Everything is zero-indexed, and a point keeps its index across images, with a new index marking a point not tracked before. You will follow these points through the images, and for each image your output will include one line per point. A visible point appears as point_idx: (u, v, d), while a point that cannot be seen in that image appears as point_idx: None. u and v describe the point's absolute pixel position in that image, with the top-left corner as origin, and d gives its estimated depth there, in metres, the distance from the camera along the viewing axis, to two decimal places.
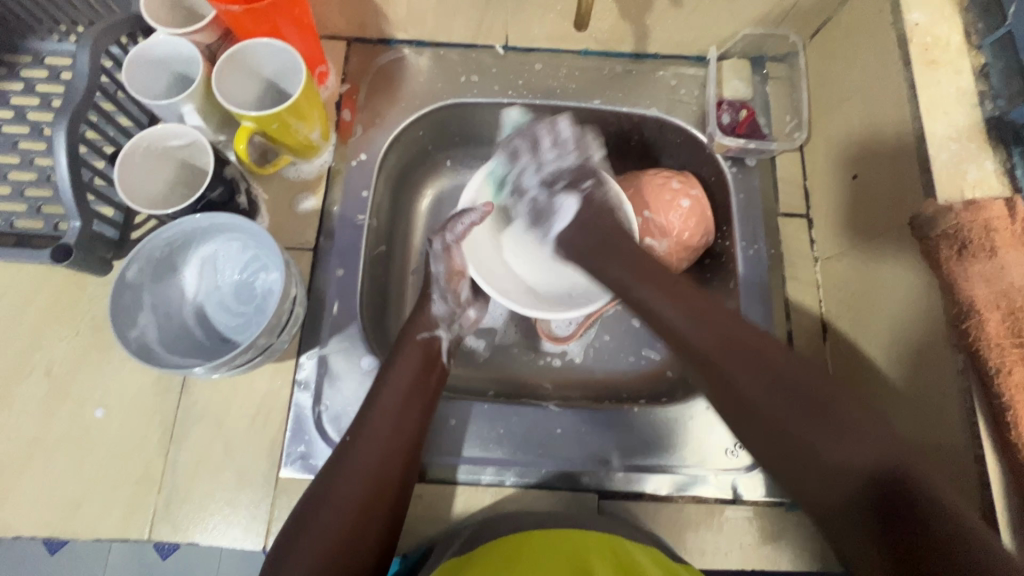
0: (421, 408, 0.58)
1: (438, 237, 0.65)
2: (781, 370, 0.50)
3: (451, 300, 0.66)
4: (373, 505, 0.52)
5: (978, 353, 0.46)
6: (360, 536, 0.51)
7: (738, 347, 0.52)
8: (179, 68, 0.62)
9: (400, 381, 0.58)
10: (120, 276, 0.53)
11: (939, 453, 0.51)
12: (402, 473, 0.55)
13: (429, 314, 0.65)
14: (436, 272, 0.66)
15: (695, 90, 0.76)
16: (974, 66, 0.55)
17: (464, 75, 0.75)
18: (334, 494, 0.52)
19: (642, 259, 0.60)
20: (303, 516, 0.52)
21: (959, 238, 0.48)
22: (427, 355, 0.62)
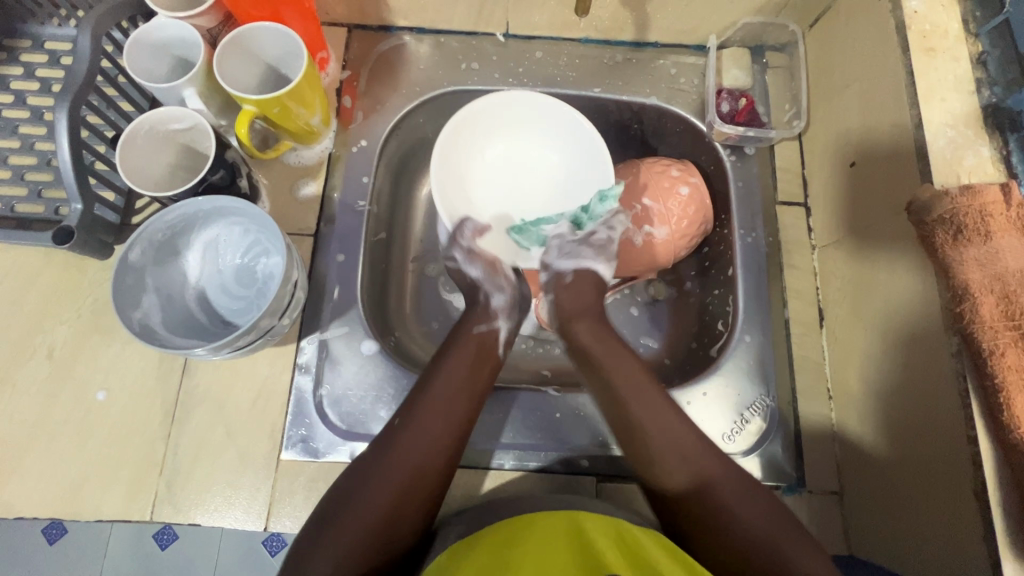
0: (473, 398, 0.57)
1: (454, 246, 0.65)
2: (708, 459, 0.54)
3: (507, 289, 0.65)
4: (413, 491, 0.51)
5: (972, 336, 0.47)
6: (399, 521, 0.50)
7: (679, 441, 0.54)
8: (179, 52, 0.62)
9: (455, 372, 0.58)
10: (122, 258, 0.54)
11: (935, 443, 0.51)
12: (445, 463, 0.53)
13: (489, 305, 0.64)
14: (475, 274, 0.65)
15: (695, 79, 0.76)
16: (971, 54, 0.55)
17: (464, 63, 0.76)
18: (376, 480, 0.51)
19: (602, 285, 0.65)
20: (337, 499, 0.51)
21: (954, 222, 0.49)
22: (483, 347, 0.61)
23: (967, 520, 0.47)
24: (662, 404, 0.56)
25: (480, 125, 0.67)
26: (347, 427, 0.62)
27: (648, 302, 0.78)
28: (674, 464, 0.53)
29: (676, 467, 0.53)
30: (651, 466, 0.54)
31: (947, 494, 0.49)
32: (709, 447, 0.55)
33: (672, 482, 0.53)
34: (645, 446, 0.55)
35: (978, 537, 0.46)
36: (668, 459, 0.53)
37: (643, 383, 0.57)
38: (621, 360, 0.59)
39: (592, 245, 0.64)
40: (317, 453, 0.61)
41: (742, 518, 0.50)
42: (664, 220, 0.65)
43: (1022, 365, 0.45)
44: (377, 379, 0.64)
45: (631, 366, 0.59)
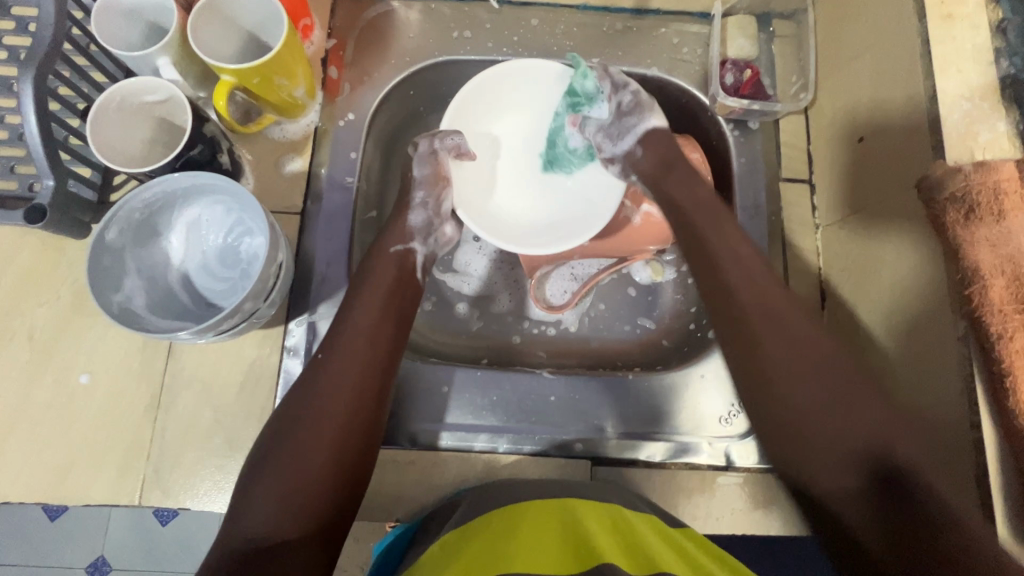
0: (392, 335, 0.56)
1: (423, 138, 0.63)
2: (830, 383, 0.47)
3: (429, 207, 0.64)
4: (350, 431, 0.49)
5: (980, 319, 0.46)
6: (339, 456, 0.48)
7: (801, 354, 0.49)
8: (153, 17, 0.58)
9: (370, 309, 0.56)
10: (97, 238, 0.51)
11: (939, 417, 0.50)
12: (377, 395, 0.52)
13: (403, 225, 0.63)
14: (419, 175, 0.64)
15: (698, 49, 0.72)
16: (990, 22, 0.52)
17: (456, 31, 0.72)
18: (310, 420, 0.49)
19: (670, 155, 0.62)
20: (274, 437, 0.48)
21: (965, 201, 0.47)
22: (397, 279, 0.60)
23: (968, 506, 0.46)
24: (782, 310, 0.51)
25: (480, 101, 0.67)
26: None
27: (646, 283, 0.76)
28: (809, 398, 0.47)
29: (806, 400, 0.47)
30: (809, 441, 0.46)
31: (943, 468, 0.49)
32: (850, 378, 0.47)
33: (813, 445, 0.46)
34: (789, 399, 0.48)
35: None
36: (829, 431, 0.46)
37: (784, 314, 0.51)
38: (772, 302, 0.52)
39: (619, 129, 0.64)
40: None
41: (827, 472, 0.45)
42: (659, 162, 0.62)
43: None
44: None
45: (769, 290, 0.53)
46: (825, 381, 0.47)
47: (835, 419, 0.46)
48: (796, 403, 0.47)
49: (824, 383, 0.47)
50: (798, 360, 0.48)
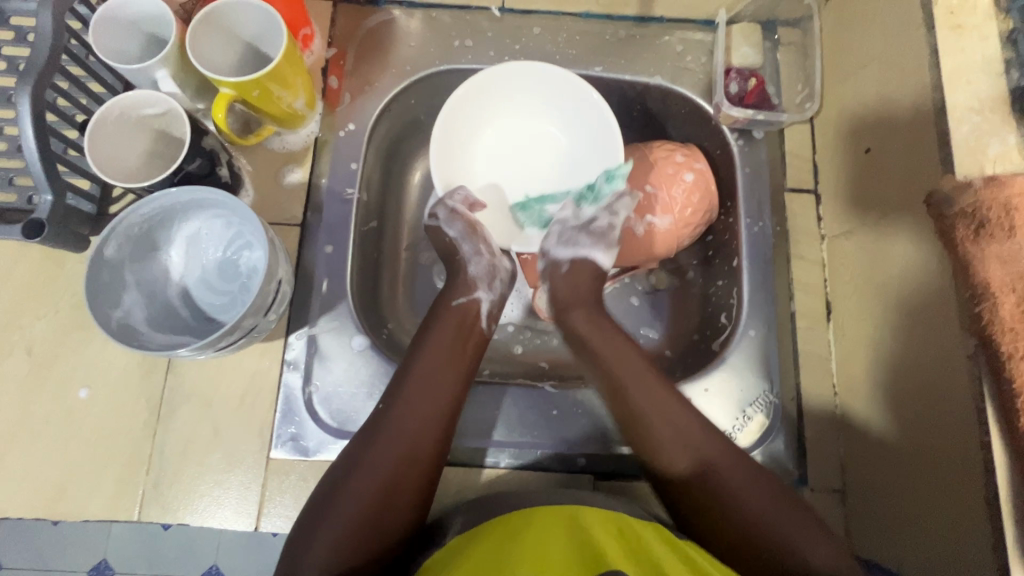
0: (458, 381, 0.55)
1: (439, 204, 0.65)
2: (694, 439, 0.52)
3: (485, 257, 0.64)
4: (405, 473, 0.50)
5: (991, 338, 0.45)
6: (393, 502, 0.49)
7: (684, 433, 0.52)
8: (151, 29, 0.58)
9: (439, 347, 0.57)
10: (96, 253, 0.51)
11: (942, 438, 0.50)
12: (437, 440, 0.52)
13: (466, 276, 0.63)
14: (455, 234, 0.65)
15: (702, 57, 0.72)
16: (1002, 32, 0.51)
17: (457, 40, 0.71)
18: (374, 450, 0.50)
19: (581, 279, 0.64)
20: (344, 465, 0.50)
21: (976, 217, 0.46)
22: (464, 319, 0.60)
23: (979, 528, 0.45)
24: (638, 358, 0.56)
25: (471, 103, 0.66)
26: (338, 424, 0.60)
27: (648, 292, 0.75)
28: (679, 456, 0.51)
29: (677, 455, 0.52)
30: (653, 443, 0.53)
31: (952, 486, 0.49)
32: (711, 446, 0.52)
33: (686, 483, 0.51)
34: (648, 435, 0.53)
35: (989, 545, 0.44)
36: (662, 433, 0.52)
37: (646, 377, 0.55)
38: (610, 354, 0.57)
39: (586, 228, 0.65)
40: (307, 452, 0.59)
41: (747, 510, 0.48)
42: (574, 293, 0.63)
43: None
44: (368, 374, 0.62)
45: (642, 368, 0.56)
46: (689, 443, 0.52)
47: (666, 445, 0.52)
48: (654, 437, 0.53)
49: (686, 443, 0.52)
50: (676, 435, 0.52)
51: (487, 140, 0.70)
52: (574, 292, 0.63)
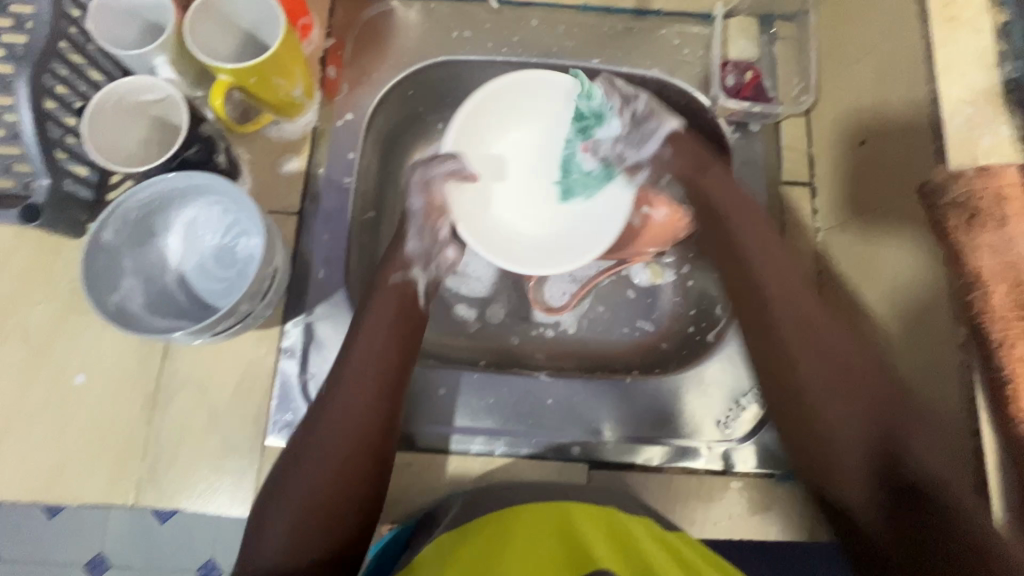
0: (384, 367, 0.54)
1: (415, 170, 0.62)
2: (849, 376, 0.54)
3: (427, 237, 0.62)
4: (350, 462, 0.50)
5: (981, 326, 0.45)
6: (341, 493, 0.49)
7: (801, 314, 0.57)
8: (150, 17, 0.58)
9: (376, 333, 0.55)
10: (93, 237, 0.51)
11: (925, 436, 0.50)
12: (381, 429, 0.52)
13: (403, 254, 0.60)
14: (415, 208, 0.61)
15: (699, 50, 0.72)
16: (995, 24, 0.51)
17: (455, 32, 0.71)
18: (314, 442, 0.51)
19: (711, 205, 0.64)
20: (294, 452, 0.51)
21: (968, 207, 0.47)
22: (403, 301, 0.58)
23: None
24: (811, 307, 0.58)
25: (490, 104, 0.66)
26: None
27: (645, 285, 0.75)
28: (814, 371, 0.55)
29: (840, 405, 0.53)
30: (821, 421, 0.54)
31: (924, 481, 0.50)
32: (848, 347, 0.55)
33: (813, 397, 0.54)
34: (788, 361, 0.56)
35: None
36: (810, 376, 0.55)
37: (778, 253, 0.61)
38: (777, 263, 0.61)
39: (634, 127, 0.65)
40: None
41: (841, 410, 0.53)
42: (691, 165, 0.65)
43: None
44: None
45: (767, 242, 0.62)
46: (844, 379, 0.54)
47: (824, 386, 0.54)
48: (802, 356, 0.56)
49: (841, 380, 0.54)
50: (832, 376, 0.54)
51: (512, 139, 0.69)
52: (690, 154, 0.65)
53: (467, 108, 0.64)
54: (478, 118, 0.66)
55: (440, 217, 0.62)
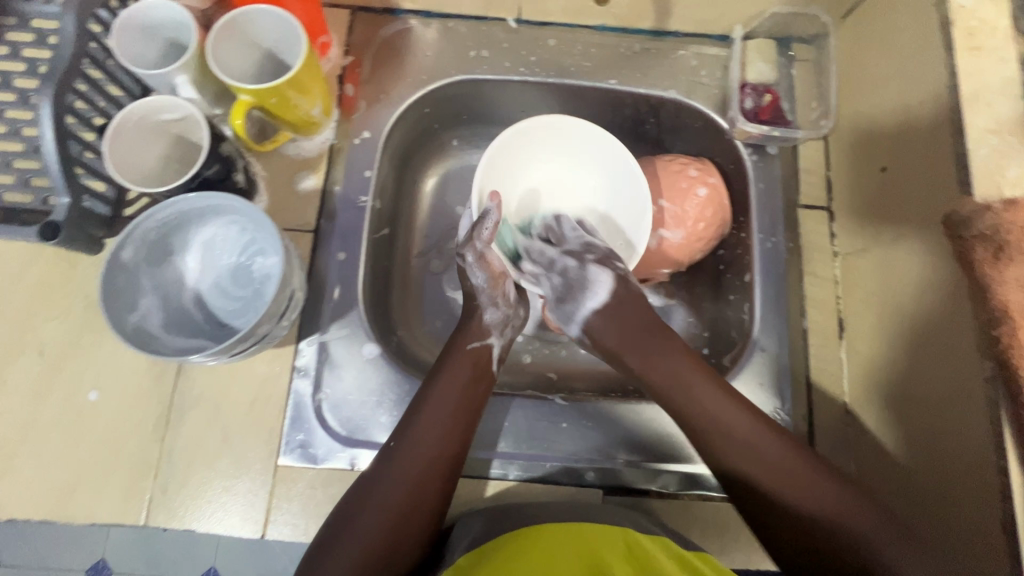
0: (462, 427, 0.55)
1: (467, 247, 0.61)
2: (762, 436, 0.52)
3: (502, 304, 0.63)
4: (416, 510, 0.51)
5: (1008, 361, 0.44)
6: (401, 541, 0.49)
7: (727, 408, 0.53)
8: (171, 35, 0.58)
9: (449, 392, 0.56)
10: (112, 257, 0.51)
11: (960, 488, 0.49)
12: (447, 479, 0.53)
13: (482, 322, 0.61)
14: (477, 283, 0.62)
15: (716, 72, 0.72)
16: (1020, 54, 0.51)
17: (473, 50, 0.71)
18: (376, 494, 0.51)
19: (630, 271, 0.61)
20: (351, 502, 0.51)
21: (995, 239, 0.46)
22: (477, 362, 0.59)
23: (996, 553, 0.45)
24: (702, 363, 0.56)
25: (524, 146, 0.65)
26: (347, 432, 0.60)
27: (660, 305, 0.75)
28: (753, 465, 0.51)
29: (746, 455, 0.51)
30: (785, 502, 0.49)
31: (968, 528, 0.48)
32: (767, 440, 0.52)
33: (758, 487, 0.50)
34: (719, 443, 0.52)
35: (1005, 571, 0.44)
36: (747, 466, 0.51)
37: (682, 357, 0.56)
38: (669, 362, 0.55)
39: (567, 292, 0.60)
40: (316, 460, 0.59)
41: (795, 494, 0.49)
42: (614, 339, 0.57)
43: None
44: (377, 383, 0.62)
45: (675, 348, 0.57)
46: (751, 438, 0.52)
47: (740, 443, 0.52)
48: (722, 449, 0.52)
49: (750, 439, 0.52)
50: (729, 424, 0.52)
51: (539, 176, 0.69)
52: (621, 329, 0.57)
53: (506, 136, 0.62)
54: (512, 151, 0.64)
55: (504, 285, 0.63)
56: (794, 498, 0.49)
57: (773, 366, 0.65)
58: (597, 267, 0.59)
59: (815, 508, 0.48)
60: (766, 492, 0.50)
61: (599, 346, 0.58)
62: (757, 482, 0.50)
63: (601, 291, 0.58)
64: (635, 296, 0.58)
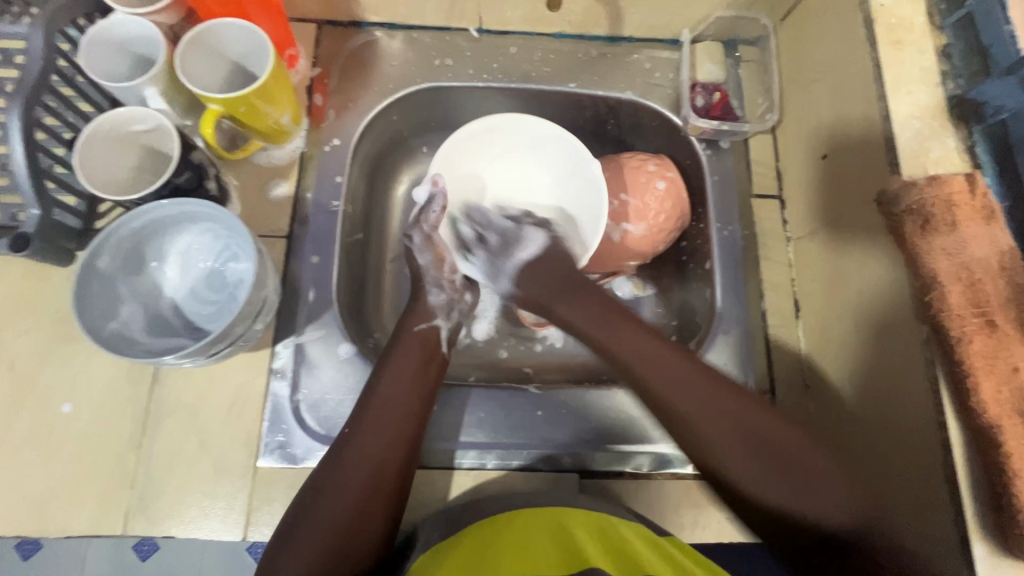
0: (415, 410, 0.57)
1: (416, 229, 0.67)
2: (701, 393, 0.53)
3: (446, 288, 0.67)
4: (374, 497, 0.52)
5: (941, 324, 0.48)
6: (361, 526, 0.51)
7: (693, 391, 0.53)
8: (139, 50, 0.60)
9: (399, 372, 0.58)
10: (89, 264, 0.52)
11: (906, 452, 0.52)
12: (403, 464, 0.54)
13: (426, 305, 0.65)
14: (424, 264, 0.67)
15: (669, 73, 0.76)
16: (936, 46, 0.56)
17: (438, 59, 0.74)
18: (334, 486, 0.52)
19: (572, 275, 0.64)
20: (309, 493, 0.52)
21: (922, 213, 0.50)
22: (426, 343, 0.62)
23: (939, 504, 0.48)
24: (647, 341, 0.57)
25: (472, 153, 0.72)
26: (326, 431, 0.61)
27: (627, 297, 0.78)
28: (711, 430, 0.51)
29: (710, 433, 0.51)
30: (796, 501, 0.48)
31: (911, 489, 0.52)
32: (713, 389, 0.53)
33: (708, 444, 0.52)
34: (671, 412, 0.53)
35: (949, 520, 0.47)
36: (708, 431, 0.52)
37: (617, 320, 0.59)
38: (631, 335, 0.58)
39: (507, 245, 0.68)
40: (295, 460, 0.60)
41: (755, 463, 0.50)
42: (553, 284, 0.63)
43: (988, 351, 0.46)
44: (355, 381, 0.63)
45: (607, 313, 0.60)
46: (712, 406, 0.52)
47: (700, 416, 0.52)
48: (679, 409, 0.53)
49: (710, 405, 0.52)
50: (670, 387, 0.54)
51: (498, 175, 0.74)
52: (539, 280, 0.64)
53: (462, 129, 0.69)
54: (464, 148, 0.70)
55: (450, 269, 0.68)
56: (762, 487, 0.49)
57: (736, 348, 0.68)
58: (530, 227, 0.69)
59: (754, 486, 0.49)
60: (705, 453, 0.52)
61: (526, 298, 0.65)
62: (712, 450, 0.51)
63: (532, 245, 0.67)
64: (588, 291, 0.62)
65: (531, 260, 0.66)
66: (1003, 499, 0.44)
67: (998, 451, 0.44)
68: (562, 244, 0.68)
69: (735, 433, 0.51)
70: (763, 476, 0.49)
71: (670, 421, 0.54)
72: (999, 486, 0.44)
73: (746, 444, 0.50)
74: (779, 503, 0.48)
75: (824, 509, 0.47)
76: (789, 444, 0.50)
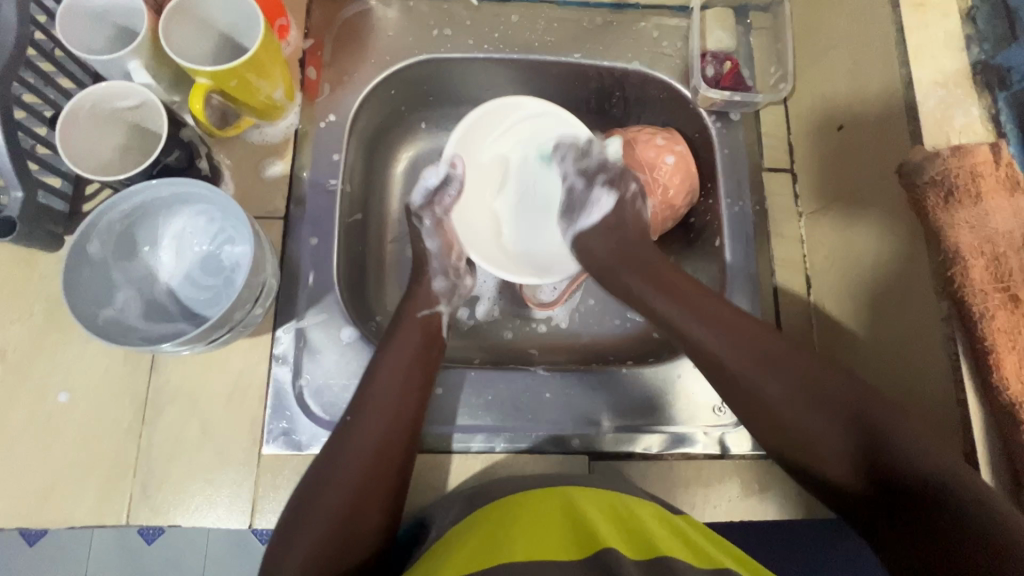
0: (410, 394, 0.56)
1: (426, 211, 0.68)
2: (746, 336, 0.54)
3: (450, 274, 0.67)
4: (374, 480, 0.51)
5: (963, 299, 0.47)
6: (362, 513, 0.50)
7: (710, 320, 0.56)
8: (119, 20, 0.56)
9: (400, 356, 0.58)
10: (78, 249, 0.50)
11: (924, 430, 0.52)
12: (405, 445, 0.53)
13: (430, 290, 0.65)
14: (432, 248, 0.68)
15: (678, 42, 0.73)
16: (961, 8, 0.54)
17: (436, 29, 0.71)
18: (335, 469, 0.51)
19: (626, 244, 0.65)
20: (313, 480, 0.51)
21: (946, 184, 0.48)
22: (428, 329, 0.61)
23: None
24: (684, 287, 0.59)
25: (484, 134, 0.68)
26: (330, 416, 0.60)
27: None
28: (778, 386, 0.52)
29: (774, 390, 0.52)
30: (803, 435, 0.50)
31: None
32: (752, 329, 0.55)
33: (764, 393, 0.52)
34: (715, 358, 0.55)
35: None
36: (744, 368, 0.53)
37: (659, 267, 0.62)
38: (648, 275, 0.62)
39: (537, 210, 0.68)
40: (300, 446, 0.59)
41: (784, 392, 0.51)
42: (610, 253, 0.64)
43: (1011, 327, 0.45)
44: (359, 365, 0.62)
45: (675, 280, 0.60)
46: (758, 348, 0.53)
47: (730, 349, 0.54)
48: (710, 350, 0.55)
49: (756, 348, 0.54)
50: (703, 320, 0.56)
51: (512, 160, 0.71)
52: (597, 250, 0.65)
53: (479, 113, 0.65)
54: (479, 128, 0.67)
55: (458, 256, 0.68)
56: (812, 421, 0.50)
57: None
58: (601, 189, 0.67)
59: (810, 430, 0.50)
60: (743, 387, 0.53)
61: (594, 257, 0.65)
62: (764, 392, 0.52)
63: (598, 210, 0.67)
64: (637, 250, 0.64)
65: (602, 221, 0.66)
66: (1022, 476, 0.44)
67: (1019, 429, 0.43)
68: (633, 210, 0.66)
69: (770, 372, 0.52)
70: (809, 414, 0.50)
71: (713, 372, 0.55)
72: (1019, 463, 0.44)
73: (796, 379, 0.51)
74: (809, 445, 0.50)
75: (830, 447, 0.49)
76: (839, 388, 0.50)
